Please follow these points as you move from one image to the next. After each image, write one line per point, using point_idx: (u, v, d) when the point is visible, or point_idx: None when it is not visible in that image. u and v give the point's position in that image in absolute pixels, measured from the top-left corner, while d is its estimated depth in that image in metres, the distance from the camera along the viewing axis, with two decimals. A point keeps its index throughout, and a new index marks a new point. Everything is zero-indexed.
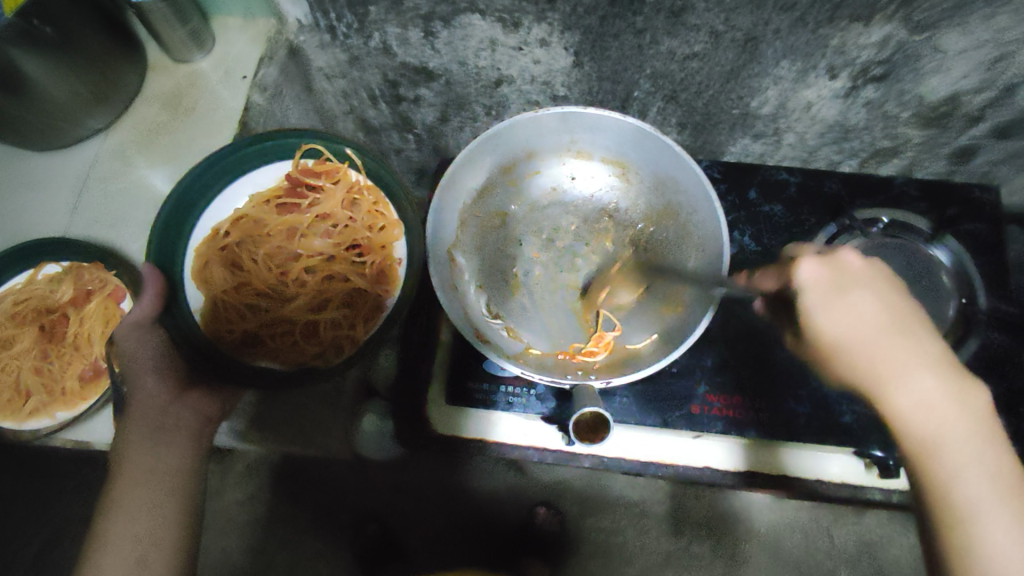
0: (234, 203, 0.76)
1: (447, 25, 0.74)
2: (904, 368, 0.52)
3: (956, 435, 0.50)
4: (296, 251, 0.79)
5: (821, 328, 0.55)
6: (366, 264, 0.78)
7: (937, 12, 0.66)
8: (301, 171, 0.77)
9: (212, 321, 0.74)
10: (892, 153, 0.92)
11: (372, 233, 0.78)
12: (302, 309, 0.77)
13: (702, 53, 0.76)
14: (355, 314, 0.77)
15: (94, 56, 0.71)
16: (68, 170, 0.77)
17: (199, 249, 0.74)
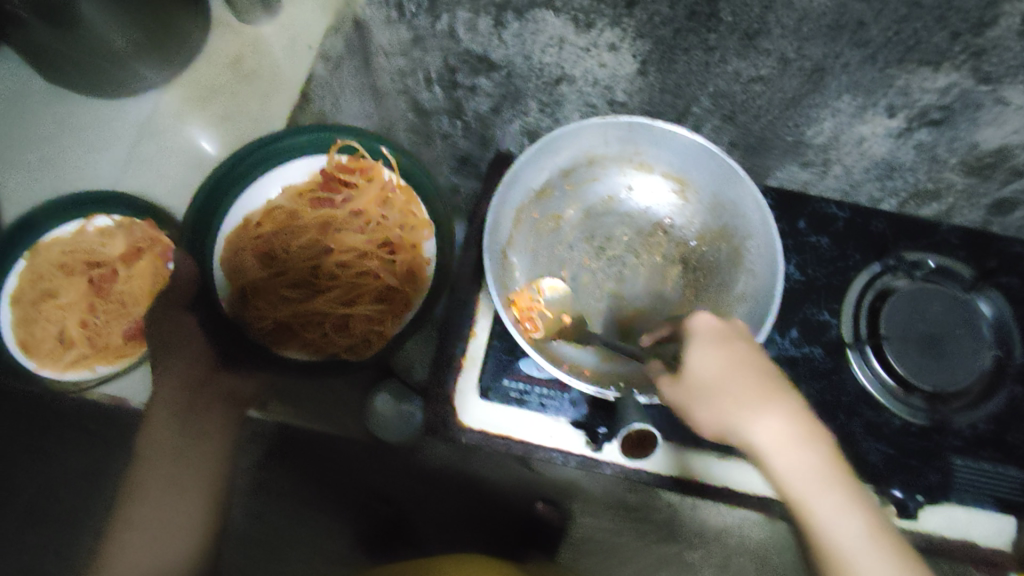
0: (268, 193, 0.76)
1: (519, 17, 0.74)
2: (745, 405, 0.51)
3: (810, 461, 0.49)
4: (330, 245, 0.78)
5: (696, 367, 0.53)
6: (398, 262, 0.78)
7: (1008, 66, 0.66)
8: (334, 167, 0.77)
9: (244, 309, 0.74)
10: (933, 196, 0.91)
11: (405, 231, 0.78)
12: (334, 302, 0.77)
13: (767, 77, 0.76)
14: (388, 310, 0.77)
15: (156, 3, 0.68)
16: (119, 121, 0.76)
17: (230, 237, 0.73)
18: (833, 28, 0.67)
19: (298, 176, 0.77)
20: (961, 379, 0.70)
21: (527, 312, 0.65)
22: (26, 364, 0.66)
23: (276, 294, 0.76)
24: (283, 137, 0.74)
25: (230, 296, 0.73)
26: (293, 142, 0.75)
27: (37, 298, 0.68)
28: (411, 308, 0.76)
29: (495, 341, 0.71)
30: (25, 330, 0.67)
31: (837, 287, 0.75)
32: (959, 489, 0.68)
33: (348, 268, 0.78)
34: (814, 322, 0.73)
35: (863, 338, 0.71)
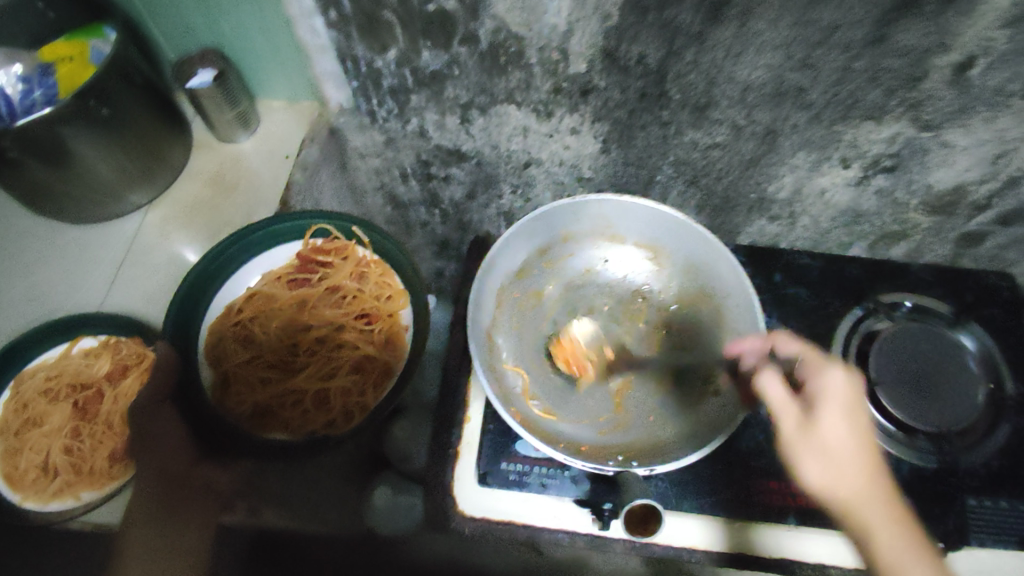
0: (247, 281, 0.78)
1: (483, 113, 0.79)
2: (855, 468, 0.52)
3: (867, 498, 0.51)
4: (308, 322, 0.79)
5: (819, 417, 0.54)
6: (375, 332, 0.78)
7: (945, 113, 0.70)
8: (311, 249, 0.79)
9: (223, 396, 0.73)
10: (901, 236, 0.94)
11: (381, 301, 0.79)
12: (311, 378, 0.76)
13: (724, 143, 0.80)
14: (365, 380, 0.76)
15: (145, 134, 0.73)
16: (109, 244, 0.79)
17: (212, 325, 0.75)
18: (777, 96, 0.71)
19: (278, 259, 0.79)
20: (963, 416, 0.69)
21: (575, 361, 0.67)
22: (8, 498, 0.64)
23: (254, 377, 0.76)
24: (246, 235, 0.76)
25: (211, 381, 0.73)
26: (270, 232, 0.77)
27: (21, 427, 0.68)
28: (391, 374, 0.75)
29: (489, 424, 0.70)
30: (10, 463, 0.66)
31: (822, 335, 0.75)
32: (983, 531, 0.66)
33: (326, 343, 0.79)
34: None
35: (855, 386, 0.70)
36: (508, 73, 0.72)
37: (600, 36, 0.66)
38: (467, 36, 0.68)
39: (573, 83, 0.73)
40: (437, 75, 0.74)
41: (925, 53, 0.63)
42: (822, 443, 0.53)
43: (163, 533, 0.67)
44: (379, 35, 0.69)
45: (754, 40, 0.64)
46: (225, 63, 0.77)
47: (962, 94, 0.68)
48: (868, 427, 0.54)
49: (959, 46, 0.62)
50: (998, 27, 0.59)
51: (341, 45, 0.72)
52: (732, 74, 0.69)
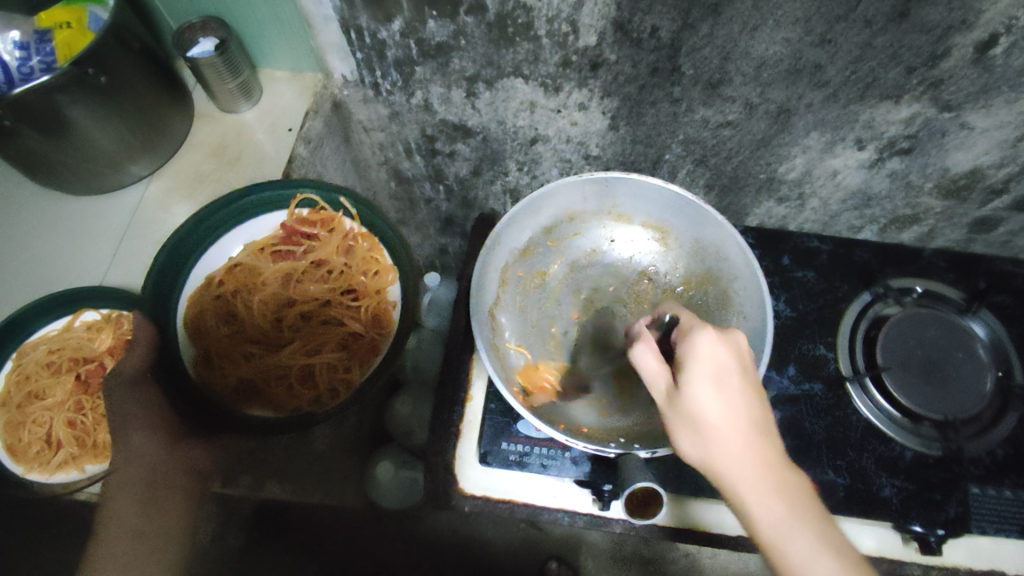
0: (229, 251, 0.77)
1: (490, 87, 0.77)
2: (702, 436, 0.47)
3: (741, 468, 0.46)
4: (292, 297, 0.79)
5: (681, 388, 0.49)
6: (360, 308, 0.79)
7: (966, 93, 0.68)
8: (295, 220, 0.78)
9: (206, 371, 0.73)
10: (913, 220, 0.92)
11: (368, 277, 0.79)
12: (297, 353, 0.77)
13: (735, 121, 0.78)
14: (351, 356, 0.77)
15: (143, 103, 0.72)
16: (110, 216, 0.79)
17: (192, 296, 0.74)
18: (792, 73, 0.69)
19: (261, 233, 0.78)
20: (971, 404, 0.69)
21: (535, 383, 0.65)
22: (12, 470, 0.65)
23: (239, 352, 0.76)
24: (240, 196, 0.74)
25: (192, 355, 0.72)
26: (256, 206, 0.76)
27: (24, 400, 0.68)
28: (378, 351, 0.77)
29: (491, 404, 0.70)
30: (14, 436, 0.66)
31: (830, 320, 0.74)
32: (985, 518, 0.66)
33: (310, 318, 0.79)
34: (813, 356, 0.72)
35: (862, 372, 0.70)
36: (516, 46, 0.70)
37: (612, 8, 0.64)
38: (474, 6, 0.66)
39: (583, 57, 0.71)
40: (443, 47, 0.72)
41: (950, 30, 0.61)
42: (685, 417, 0.48)
43: (147, 515, 0.66)
44: (385, 5, 0.67)
45: (771, 14, 0.62)
46: (225, 32, 0.75)
47: (985, 73, 0.65)
48: (740, 392, 0.48)
49: (986, 23, 0.60)
50: None
51: (345, 14, 0.70)
52: (748, 49, 0.67)
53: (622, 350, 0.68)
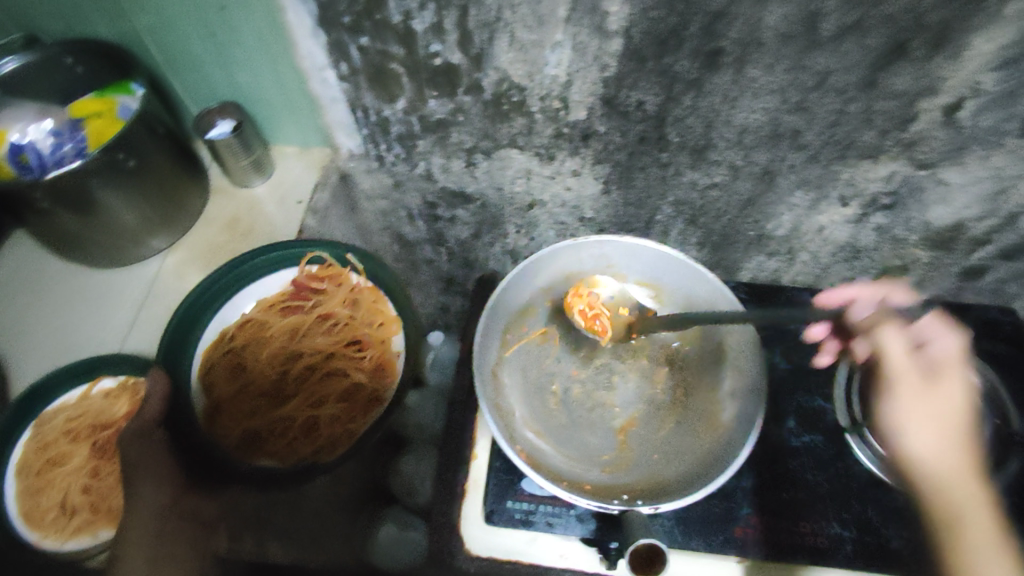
0: (241, 308, 0.80)
1: (488, 157, 0.82)
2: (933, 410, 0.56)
3: (948, 455, 0.54)
4: (299, 350, 0.81)
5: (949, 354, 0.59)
6: (365, 358, 0.80)
7: (939, 152, 0.72)
8: (305, 276, 0.82)
9: (212, 424, 0.74)
10: (902, 271, 0.95)
11: (372, 328, 0.81)
12: (302, 405, 0.77)
13: (722, 183, 0.82)
14: (354, 408, 0.77)
15: (165, 180, 0.76)
16: (128, 286, 0.82)
17: (206, 351, 0.77)
18: (773, 138, 0.74)
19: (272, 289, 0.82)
20: (971, 455, 0.69)
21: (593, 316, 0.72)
22: (26, 538, 0.65)
23: (244, 406, 0.77)
24: (241, 262, 0.79)
25: (202, 408, 0.74)
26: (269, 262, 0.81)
27: (42, 467, 0.69)
28: (380, 401, 0.76)
29: (494, 462, 0.70)
30: (31, 501, 0.67)
31: (825, 371, 0.76)
32: None
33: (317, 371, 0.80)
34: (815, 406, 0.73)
35: (859, 421, 0.70)
36: (511, 120, 0.75)
37: (599, 85, 0.69)
38: (472, 87, 0.71)
39: (574, 129, 0.76)
40: (443, 122, 0.77)
41: (915, 97, 0.66)
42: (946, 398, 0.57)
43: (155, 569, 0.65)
44: (389, 87, 0.73)
45: (748, 87, 0.67)
46: (241, 114, 0.82)
47: (954, 134, 0.70)
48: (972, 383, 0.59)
49: (948, 88, 0.64)
50: (987, 70, 0.62)
51: (353, 96, 0.76)
52: (729, 118, 0.71)
53: (619, 407, 0.70)
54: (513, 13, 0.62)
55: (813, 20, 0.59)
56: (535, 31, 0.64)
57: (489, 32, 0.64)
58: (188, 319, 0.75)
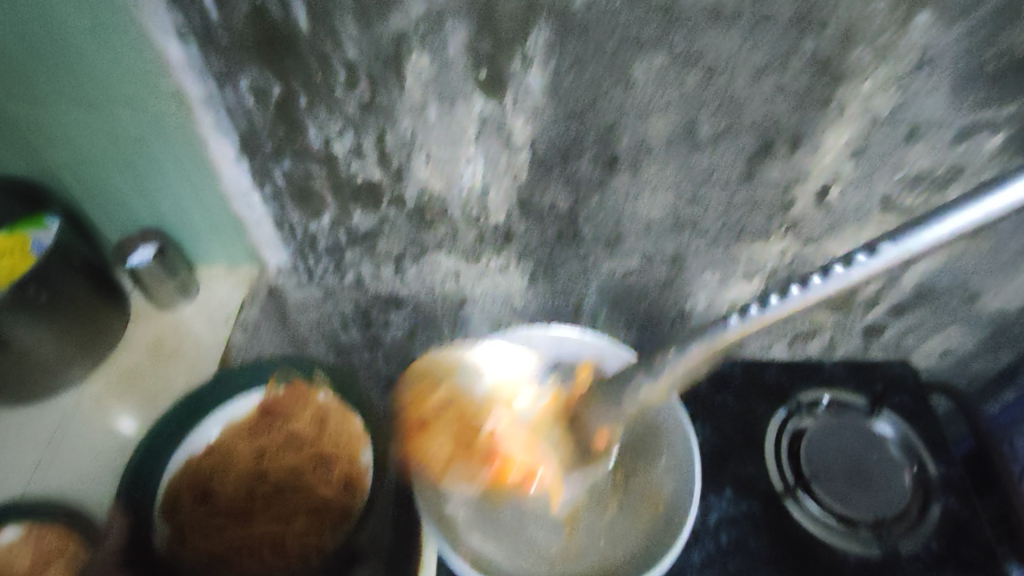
0: (208, 432, 0.77)
1: (416, 262, 0.85)
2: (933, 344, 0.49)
3: None
4: (266, 470, 0.76)
5: None
6: (333, 472, 0.74)
7: (820, 229, 0.81)
8: (273, 398, 0.78)
9: (179, 547, 0.69)
10: (813, 334, 1.02)
11: (341, 443, 0.76)
12: (269, 524, 0.72)
13: (638, 269, 0.88)
14: (321, 522, 0.71)
15: (82, 311, 0.75)
16: (36, 425, 0.77)
17: (172, 479, 0.73)
18: (676, 226, 0.81)
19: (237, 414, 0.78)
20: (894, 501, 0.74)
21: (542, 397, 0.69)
22: None
23: (210, 528, 0.71)
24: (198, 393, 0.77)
25: (166, 532, 0.70)
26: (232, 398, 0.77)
27: None
28: (349, 518, 0.70)
29: None
30: None
31: (755, 439, 0.79)
32: None
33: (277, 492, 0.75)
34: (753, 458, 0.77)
35: (793, 485, 0.75)
36: (435, 227, 0.80)
37: (513, 191, 0.75)
38: (395, 200, 0.75)
39: (494, 230, 0.80)
40: (370, 233, 0.80)
41: (788, 185, 0.75)
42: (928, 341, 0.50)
43: None
44: (315, 205, 0.76)
45: (646, 185, 0.74)
46: (164, 238, 0.82)
47: (829, 213, 0.79)
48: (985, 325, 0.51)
49: (815, 176, 0.74)
50: (843, 159, 0.72)
51: (279, 215, 0.78)
52: (635, 212, 0.78)
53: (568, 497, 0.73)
54: (427, 134, 0.67)
55: (692, 127, 0.67)
56: (449, 149, 0.69)
57: (406, 151, 0.69)
58: (148, 454, 0.72)
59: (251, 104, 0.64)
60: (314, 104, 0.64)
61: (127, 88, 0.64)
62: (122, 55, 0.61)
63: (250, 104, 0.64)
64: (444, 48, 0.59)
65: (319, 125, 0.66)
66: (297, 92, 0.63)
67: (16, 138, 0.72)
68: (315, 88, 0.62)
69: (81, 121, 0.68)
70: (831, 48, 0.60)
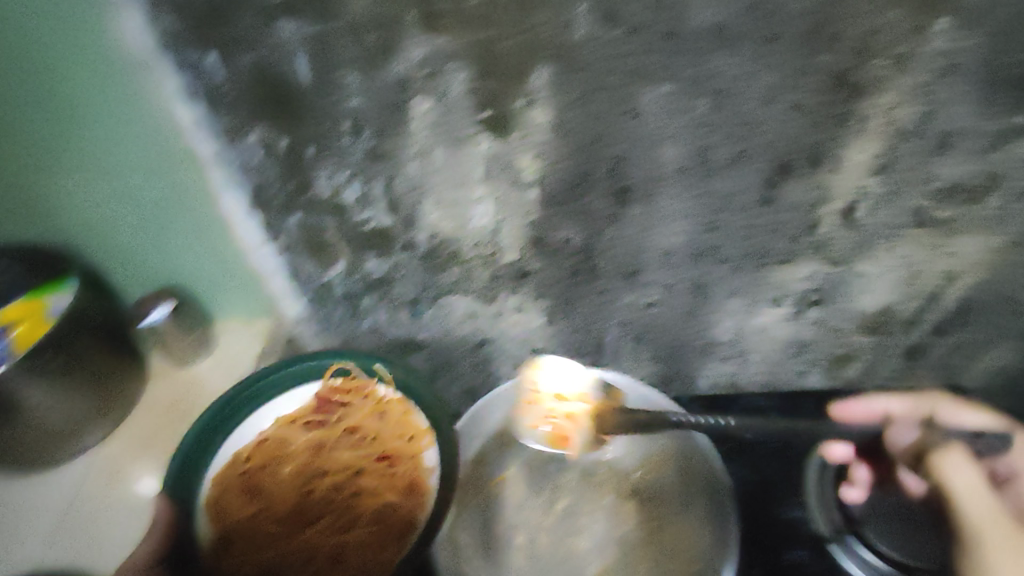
0: (260, 427, 0.77)
1: (432, 305, 0.84)
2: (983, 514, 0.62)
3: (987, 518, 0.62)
4: (323, 466, 0.78)
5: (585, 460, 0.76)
6: (398, 473, 0.74)
7: (848, 250, 0.78)
8: (328, 390, 0.79)
9: None
10: (852, 359, 0.94)
11: (402, 441, 0.75)
12: (328, 529, 0.73)
13: (660, 301, 0.85)
14: (385, 525, 0.71)
15: (98, 374, 0.73)
16: (54, 493, 0.75)
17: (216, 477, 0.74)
18: (696, 255, 0.78)
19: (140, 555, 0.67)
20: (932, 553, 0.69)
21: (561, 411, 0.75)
22: None
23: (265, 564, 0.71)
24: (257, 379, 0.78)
25: None
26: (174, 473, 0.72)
27: None
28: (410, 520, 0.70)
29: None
30: None
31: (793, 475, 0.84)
32: None
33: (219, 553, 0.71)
34: (694, 507, 0.74)
35: None
36: (450, 270, 0.79)
37: (526, 230, 0.74)
38: (407, 245, 0.75)
39: (507, 270, 0.79)
40: (384, 280, 0.80)
41: (812, 205, 0.72)
42: None
43: None
44: (327, 254, 0.76)
45: (662, 215, 0.72)
46: (182, 296, 0.81)
47: (858, 232, 0.75)
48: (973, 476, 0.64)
49: (840, 197, 0.71)
50: (867, 175, 0.68)
51: (293, 267, 0.78)
52: (652, 243, 0.76)
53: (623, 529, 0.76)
54: (435, 177, 0.67)
55: (705, 154, 0.65)
56: (458, 191, 0.68)
57: (415, 196, 0.69)
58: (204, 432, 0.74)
59: (257, 161, 0.65)
60: (322, 155, 0.64)
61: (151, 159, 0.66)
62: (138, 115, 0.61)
63: (256, 161, 0.65)
64: (446, 92, 0.59)
65: (327, 175, 0.66)
66: (304, 143, 0.63)
67: (42, 207, 0.72)
68: (321, 138, 0.62)
69: (103, 187, 0.69)
70: (844, 67, 0.58)
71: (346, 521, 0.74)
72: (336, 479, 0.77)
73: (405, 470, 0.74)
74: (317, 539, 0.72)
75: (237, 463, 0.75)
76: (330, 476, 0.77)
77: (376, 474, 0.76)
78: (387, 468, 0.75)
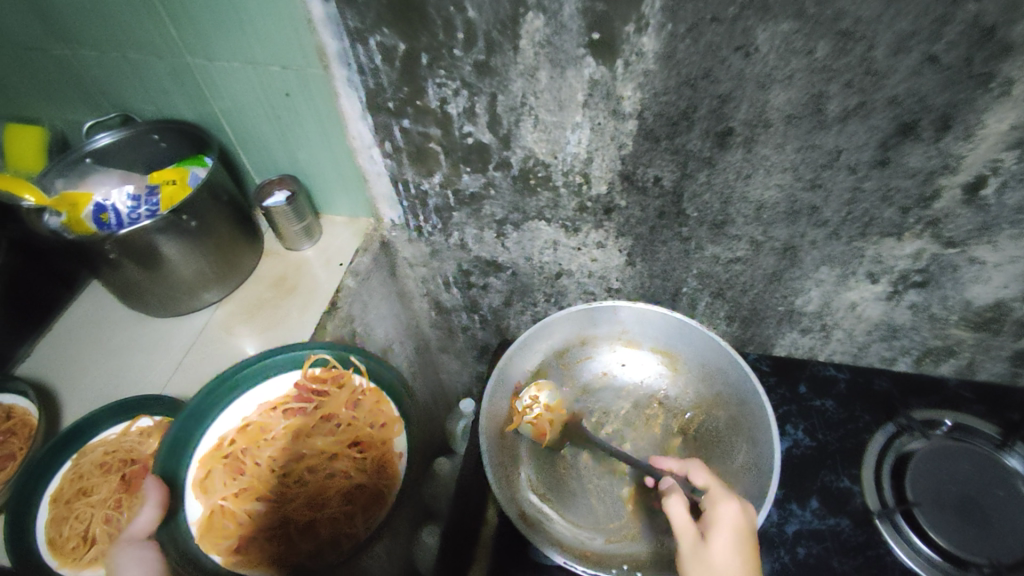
0: (243, 412, 0.78)
1: (517, 228, 0.87)
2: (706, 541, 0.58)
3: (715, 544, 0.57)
4: (299, 452, 0.79)
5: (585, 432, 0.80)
6: (367, 460, 0.78)
7: (965, 231, 0.72)
8: (309, 379, 0.80)
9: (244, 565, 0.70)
10: (947, 353, 0.88)
11: (374, 429, 0.80)
12: (302, 505, 0.76)
13: (745, 257, 0.83)
14: (355, 505, 0.75)
15: (220, 240, 0.84)
16: (179, 336, 0.88)
17: (204, 458, 0.74)
18: (791, 214, 0.75)
19: (151, 523, 0.64)
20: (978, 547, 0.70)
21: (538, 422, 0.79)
22: (48, 563, 0.66)
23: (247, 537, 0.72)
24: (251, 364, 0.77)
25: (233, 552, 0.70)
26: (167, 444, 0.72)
27: (72, 496, 0.71)
28: (382, 501, 0.75)
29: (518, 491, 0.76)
30: (55, 529, 0.69)
31: (854, 449, 0.82)
32: None
33: (205, 534, 0.70)
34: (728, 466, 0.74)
35: (892, 508, 0.74)
36: (538, 195, 0.81)
37: (618, 163, 0.74)
38: (501, 164, 0.78)
39: (593, 203, 0.80)
40: (476, 197, 0.84)
41: (932, 173, 0.66)
42: None
43: None
44: (427, 164, 0.81)
45: (761, 164, 0.70)
46: (298, 186, 0.91)
47: (980, 212, 0.69)
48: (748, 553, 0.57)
49: (966, 168, 0.65)
50: (1002, 148, 0.62)
51: (396, 172, 0.84)
52: (745, 194, 0.74)
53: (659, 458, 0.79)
54: (536, 98, 0.69)
55: (818, 103, 0.62)
56: (557, 114, 0.70)
57: (515, 115, 0.71)
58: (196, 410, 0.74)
59: (375, 64, 0.70)
60: (434, 64, 0.68)
61: (284, 54, 0.72)
62: (278, 10, 0.67)
63: (375, 64, 0.70)
64: (558, 11, 0.60)
65: (437, 85, 0.70)
66: (419, 52, 0.67)
67: (191, 88, 0.81)
68: (436, 48, 0.66)
69: (242, 76, 0.77)
70: (994, 19, 0.52)
71: (319, 498, 0.76)
72: (309, 464, 0.78)
73: (373, 455, 0.78)
74: (291, 517, 0.74)
75: (223, 446, 0.76)
76: (306, 458, 0.78)
77: (348, 461, 0.78)
78: (358, 453, 0.79)
